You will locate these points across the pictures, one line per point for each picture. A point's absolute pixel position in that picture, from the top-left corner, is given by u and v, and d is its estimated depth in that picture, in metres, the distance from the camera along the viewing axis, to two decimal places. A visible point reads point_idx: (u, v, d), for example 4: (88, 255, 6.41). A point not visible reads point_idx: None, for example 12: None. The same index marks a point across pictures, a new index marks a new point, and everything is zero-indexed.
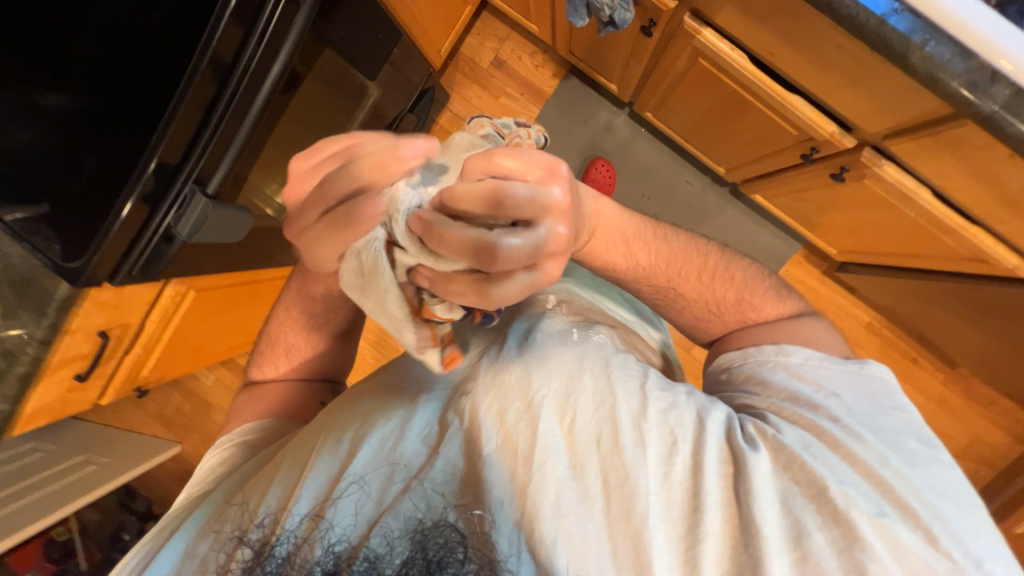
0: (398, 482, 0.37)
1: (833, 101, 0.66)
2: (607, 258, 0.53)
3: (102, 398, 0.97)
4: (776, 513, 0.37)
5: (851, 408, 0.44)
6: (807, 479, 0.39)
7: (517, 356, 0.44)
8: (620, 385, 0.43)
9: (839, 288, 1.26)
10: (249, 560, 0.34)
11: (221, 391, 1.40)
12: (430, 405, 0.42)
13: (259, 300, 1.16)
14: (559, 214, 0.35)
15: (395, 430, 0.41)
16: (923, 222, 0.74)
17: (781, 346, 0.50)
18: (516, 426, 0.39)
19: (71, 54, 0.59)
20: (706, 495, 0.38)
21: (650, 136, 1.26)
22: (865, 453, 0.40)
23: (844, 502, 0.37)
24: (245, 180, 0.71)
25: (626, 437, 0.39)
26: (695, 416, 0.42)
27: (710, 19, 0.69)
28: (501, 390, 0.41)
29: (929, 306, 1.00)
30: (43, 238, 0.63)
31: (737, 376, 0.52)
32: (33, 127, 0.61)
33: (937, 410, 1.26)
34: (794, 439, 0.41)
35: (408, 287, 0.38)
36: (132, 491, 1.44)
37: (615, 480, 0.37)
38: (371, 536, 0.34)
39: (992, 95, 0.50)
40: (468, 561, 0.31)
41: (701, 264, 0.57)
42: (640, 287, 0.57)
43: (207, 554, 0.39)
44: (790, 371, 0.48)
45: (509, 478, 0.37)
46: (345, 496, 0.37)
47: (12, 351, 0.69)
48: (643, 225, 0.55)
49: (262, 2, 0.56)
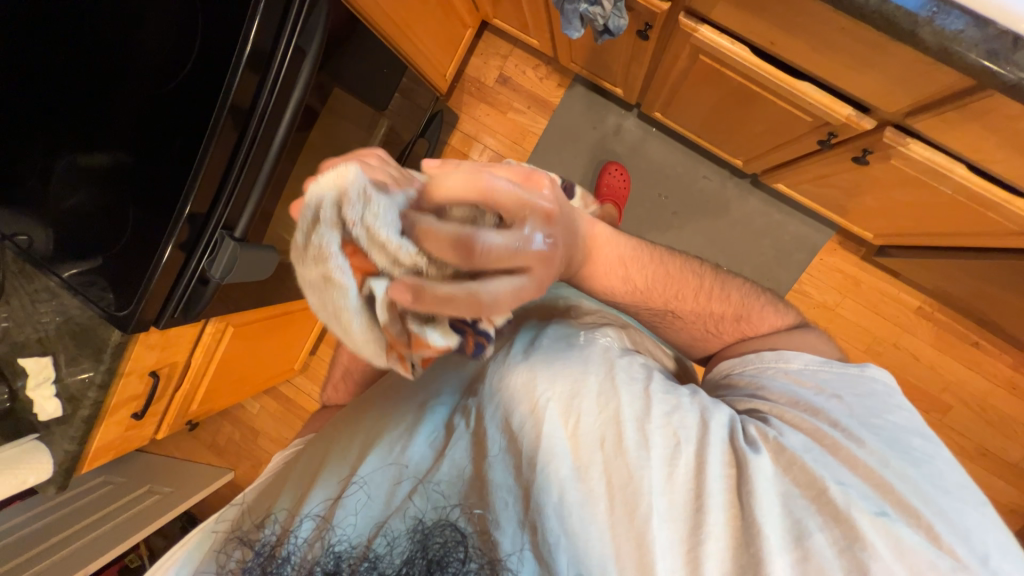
0: (404, 485, 0.41)
1: (844, 83, 0.63)
2: (607, 284, 0.52)
3: (158, 433, 1.04)
4: (777, 514, 0.38)
5: (851, 408, 0.46)
6: (807, 479, 0.40)
7: (522, 359, 0.46)
8: (624, 388, 0.44)
9: (882, 272, 1.19)
10: (259, 558, 0.38)
11: (266, 418, 1.47)
12: (437, 411, 0.47)
13: (295, 329, 1.22)
14: (543, 219, 0.34)
15: (403, 436, 0.45)
16: (961, 197, 0.69)
17: (780, 352, 0.53)
18: (521, 429, 0.42)
19: (101, 122, 0.64)
20: (708, 496, 0.39)
21: (661, 135, 1.24)
22: (864, 454, 0.41)
23: (844, 502, 0.38)
24: (271, 216, 0.76)
25: (629, 439, 0.40)
26: (697, 418, 0.43)
27: (705, 16, 0.68)
28: (507, 394, 0.44)
29: (984, 284, 0.93)
30: (98, 289, 0.70)
31: (737, 381, 0.53)
32: (81, 192, 0.67)
33: (1008, 397, 1.16)
34: (797, 442, 0.42)
35: (392, 325, 0.33)
36: (194, 517, 1.50)
37: (618, 481, 0.39)
38: (377, 537, 0.37)
39: (1015, 62, 0.47)
40: (468, 560, 0.34)
41: (697, 285, 0.58)
42: (640, 311, 0.58)
43: (206, 554, 0.43)
44: (790, 378, 0.50)
45: (513, 479, 0.40)
46: (350, 496, 0.42)
47: (77, 394, 0.77)
48: (639, 247, 0.54)
49: (272, 54, 0.60)
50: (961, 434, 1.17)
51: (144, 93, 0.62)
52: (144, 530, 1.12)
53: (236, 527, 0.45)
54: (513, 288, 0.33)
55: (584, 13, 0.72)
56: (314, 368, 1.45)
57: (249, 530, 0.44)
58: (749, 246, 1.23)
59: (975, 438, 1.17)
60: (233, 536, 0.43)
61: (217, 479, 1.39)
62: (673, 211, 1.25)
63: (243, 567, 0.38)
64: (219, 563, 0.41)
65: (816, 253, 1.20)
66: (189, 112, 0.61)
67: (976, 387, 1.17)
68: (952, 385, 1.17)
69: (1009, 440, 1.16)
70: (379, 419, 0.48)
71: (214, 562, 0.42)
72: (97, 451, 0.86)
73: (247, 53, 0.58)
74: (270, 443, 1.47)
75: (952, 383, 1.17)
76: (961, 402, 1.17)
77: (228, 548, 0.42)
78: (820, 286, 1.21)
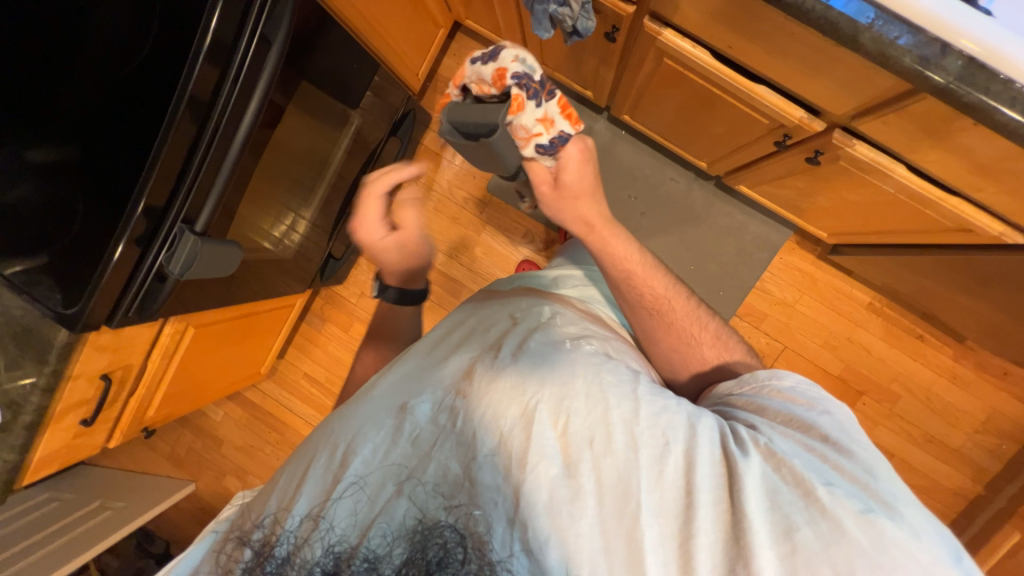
0: (391, 485, 0.41)
1: (797, 87, 0.67)
2: (618, 247, 0.63)
3: (110, 442, 0.98)
4: (763, 511, 0.38)
5: (841, 425, 0.45)
6: (795, 479, 0.40)
7: (511, 364, 0.46)
8: (612, 390, 0.44)
9: (836, 271, 1.25)
10: (253, 561, 0.40)
11: (230, 426, 1.41)
12: (420, 411, 0.44)
13: (259, 331, 1.17)
14: (573, 143, 0.63)
15: (388, 437, 0.43)
16: (904, 197, 0.74)
17: (772, 369, 0.52)
18: (511, 432, 0.42)
19: (53, 111, 0.61)
20: (698, 493, 0.40)
21: (630, 137, 1.27)
22: (853, 465, 0.42)
23: (830, 502, 0.38)
24: (234, 212, 0.73)
25: (617, 440, 0.41)
26: (686, 420, 0.44)
27: (669, 21, 0.71)
28: (495, 399, 0.44)
29: (926, 280, 0.99)
30: (44, 289, 0.66)
31: (735, 402, 0.52)
32: (27, 183, 0.63)
33: (949, 386, 1.24)
34: (786, 447, 0.43)
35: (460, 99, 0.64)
36: (150, 533, 1.42)
37: (607, 480, 0.40)
38: (369, 538, 0.39)
39: (945, 67, 0.51)
40: (467, 561, 0.37)
41: (688, 299, 0.65)
42: (639, 293, 0.63)
43: (206, 553, 0.44)
44: (784, 397, 0.49)
45: (503, 480, 0.40)
46: (341, 499, 0.41)
47: (17, 401, 0.72)
48: (649, 260, 0.64)
49: (234, 43, 0.58)
50: (907, 422, 1.25)
51: (101, 77, 0.59)
52: (92, 549, 1.05)
53: (234, 525, 0.45)
54: (578, 152, 0.63)
55: (553, 14, 0.72)
56: (283, 372, 1.40)
57: (246, 527, 0.44)
58: (714, 247, 1.27)
59: (920, 425, 1.25)
60: (232, 536, 0.44)
61: (175, 492, 1.32)
62: (642, 211, 1.29)
63: (243, 569, 0.40)
64: (221, 563, 0.42)
65: (776, 252, 1.26)
66: (147, 101, 0.58)
67: (921, 378, 1.24)
68: (900, 376, 1.25)
69: (952, 427, 1.24)
70: (357, 420, 0.45)
71: (216, 563, 0.42)
72: (42, 461, 0.80)
73: (207, 44, 0.55)
74: (235, 451, 1.41)
75: (901, 374, 1.25)
76: (909, 391, 1.25)
77: (226, 550, 0.43)
78: (781, 284, 1.27)
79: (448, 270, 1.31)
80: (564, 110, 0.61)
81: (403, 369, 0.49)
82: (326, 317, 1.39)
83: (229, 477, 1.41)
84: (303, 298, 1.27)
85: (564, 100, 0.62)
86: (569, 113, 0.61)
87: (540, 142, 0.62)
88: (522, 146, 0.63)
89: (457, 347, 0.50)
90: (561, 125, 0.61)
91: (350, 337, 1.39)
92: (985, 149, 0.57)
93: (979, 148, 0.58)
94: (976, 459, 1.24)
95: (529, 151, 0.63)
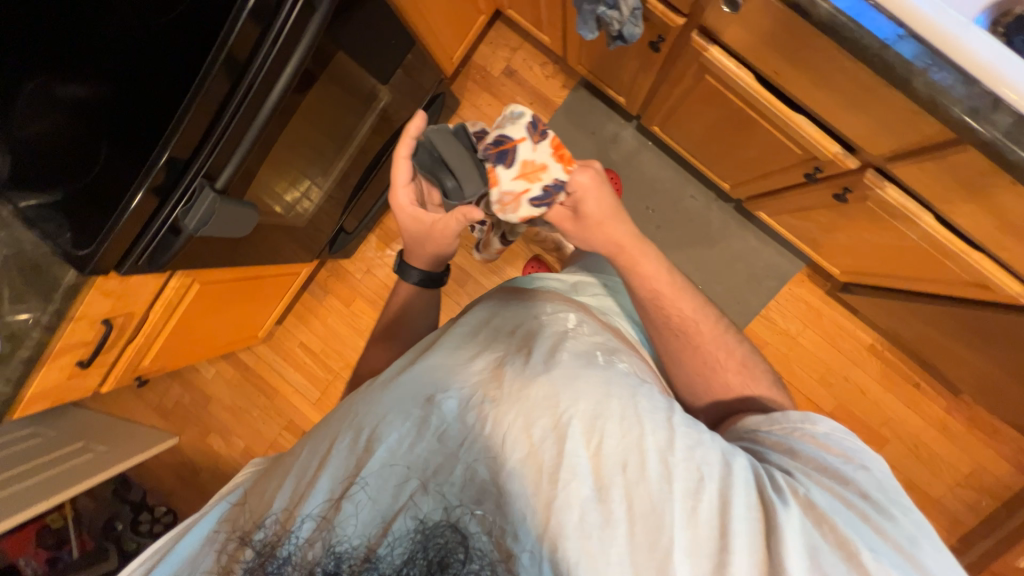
0: (413, 482, 0.41)
1: (836, 122, 0.67)
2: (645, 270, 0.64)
3: (103, 386, 0.98)
4: (804, 568, 0.38)
5: (880, 482, 0.44)
6: (839, 540, 0.40)
7: (543, 372, 0.46)
8: (647, 416, 0.44)
9: (842, 309, 1.25)
10: (259, 562, 0.40)
11: (220, 384, 1.41)
12: (446, 408, 0.44)
13: (262, 295, 1.17)
14: (580, 179, 0.60)
15: (412, 432, 0.43)
16: (926, 245, 0.74)
17: (806, 413, 0.51)
18: (542, 443, 0.42)
19: (87, 48, 0.60)
20: (732, 536, 0.40)
21: (656, 149, 1.27)
22: (895, 530, 0.41)
23: (875, 570, 0.39)
24: (255, 175, 0.72)
25: (651, 468, 0.42)
26: (721, 457, 0.44)
27: (718, 38, 0.70)
28: (524, 407, 0.44)
29: (932, 330, 0.99)
30: (56, 226, 0.65)
31: (763, 441, 0.51)
32: (51, 118, 0.63)
33: (938, 436, 1.24)
34: (827, 502, 0.42)
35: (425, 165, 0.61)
36: (127, 481, 1.42)
37: (639, 509, 0.40)
38: (386, 538, 0.39)
39: (993, 121, 0.51)
40: (468, 560, 0.38)
41: (714, 323, 0.65)
42: (666, 316, 0.63)
43: (212, 534, 0.44)
44: (818, 444, 0.48)
45: (531, 493, 0.41)
46: (355, 494, 0.41)
47: (17, 333, 0.71)
48: (678, 282, 0.65)
49: (279, 2, 0.57)
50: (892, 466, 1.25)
51: (138, 20, 0.58)
52: (70, 490, 1.05)
53: (239, 516, 0.44)
54: (585, 188, 0.60)
55: (601, 15, 0.71)
56: (280, 338, 1.40)
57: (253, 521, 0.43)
58: (725, 269, 1.27)
59: (903, 471, 1.25)
60: (237, 532, 0.43)
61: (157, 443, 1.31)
62: (658, 224, 1.28)
63: (244, 567, 0.40)
64: (221, 564, 0.42)
65: (786, 282, 1.26)
66: (183, 51, 0.58)
67: (911, 425, 1.25)
68: (891, 421, 1.25)
69: (935, 477, 1.24)
70: (381, 407, 0.45)
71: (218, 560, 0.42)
72: (35, 396, 0.80)
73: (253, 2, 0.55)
74: (222, 410, 1.41)
75: (892, 419, 1.25)
76: (897, 437, 1.25)
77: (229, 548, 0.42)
78: (786, 315, 1.27)
79: (457, 259, 1.31)
80: (555, 155, 0.58)
81: (429, 363, 0.48)
82: (329, 289, 1.39)
83: (213, 435, 1.41)
84: (309, 269, 1.27)
85: (558, 140, 0.58)
86: (561, 154, 0.58)
87: (532, 195, 0.58)
88: (515, 208, 0.59)
89: (485, 346, 0.50)
90: (554, 173, 0.58)
91: (349, 312, 1.39)
92: (1017, 209, 0.57)
93: (1013, 207, 0.57)
94: (954, 512, 1.24)
95: (524, 210, 0.59)
